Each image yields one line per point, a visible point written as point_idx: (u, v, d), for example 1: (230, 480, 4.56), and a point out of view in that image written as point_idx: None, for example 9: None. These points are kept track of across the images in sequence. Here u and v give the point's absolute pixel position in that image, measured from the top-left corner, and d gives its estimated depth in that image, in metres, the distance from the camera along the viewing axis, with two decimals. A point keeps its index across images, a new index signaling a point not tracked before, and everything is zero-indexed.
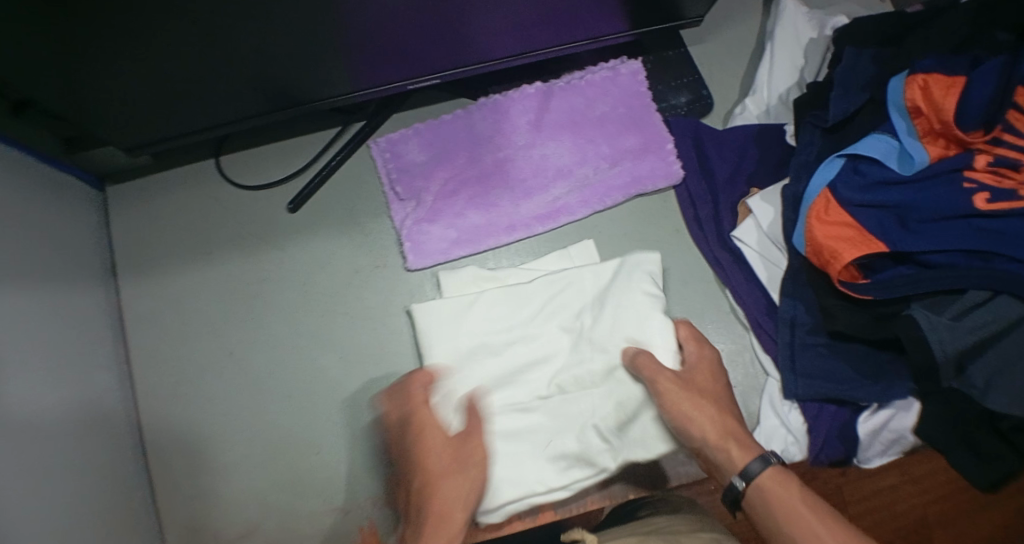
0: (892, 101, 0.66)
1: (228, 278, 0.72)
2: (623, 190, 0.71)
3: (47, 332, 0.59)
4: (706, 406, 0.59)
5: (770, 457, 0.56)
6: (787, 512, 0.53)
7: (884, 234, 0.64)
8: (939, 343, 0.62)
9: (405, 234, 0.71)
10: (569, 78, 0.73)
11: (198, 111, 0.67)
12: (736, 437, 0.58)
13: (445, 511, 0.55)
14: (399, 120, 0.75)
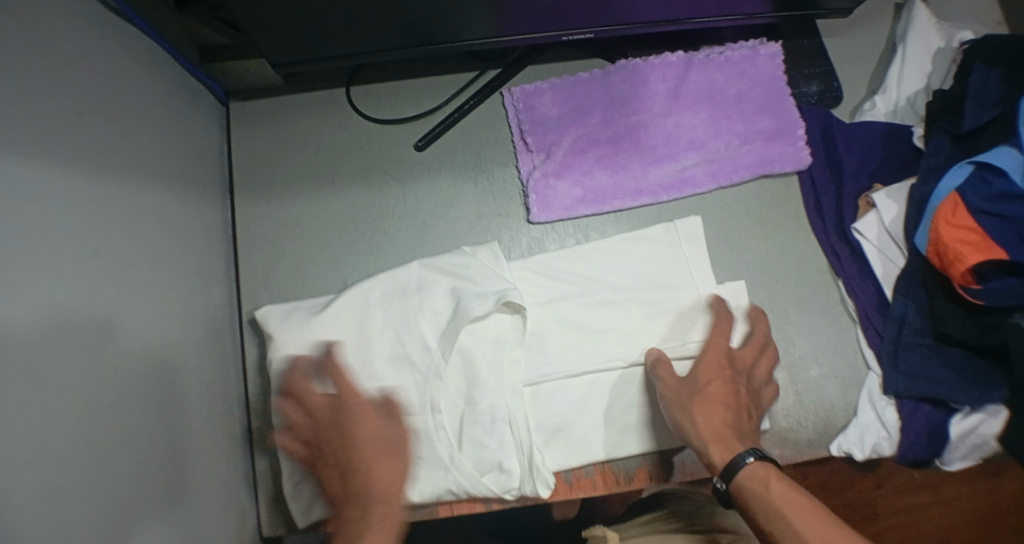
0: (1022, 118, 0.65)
1: (348, 209, 0.72)
2: (750, 168, 0.72)
3: (150, 230, 0.57)
4: (715, 405, 0.60)
5: (745, 455, 0.56)
6: (761, 508, 0.53)
7: (1006, 244, 0.63)
8: None
9: (532, 187, 0.71)
10: (709, 52, 0.74)
11: (335, 32, 0.66)
12: (721, 440, 0.58)
13: (386, 487, 0.55)
14: (533, 72, 0.75)
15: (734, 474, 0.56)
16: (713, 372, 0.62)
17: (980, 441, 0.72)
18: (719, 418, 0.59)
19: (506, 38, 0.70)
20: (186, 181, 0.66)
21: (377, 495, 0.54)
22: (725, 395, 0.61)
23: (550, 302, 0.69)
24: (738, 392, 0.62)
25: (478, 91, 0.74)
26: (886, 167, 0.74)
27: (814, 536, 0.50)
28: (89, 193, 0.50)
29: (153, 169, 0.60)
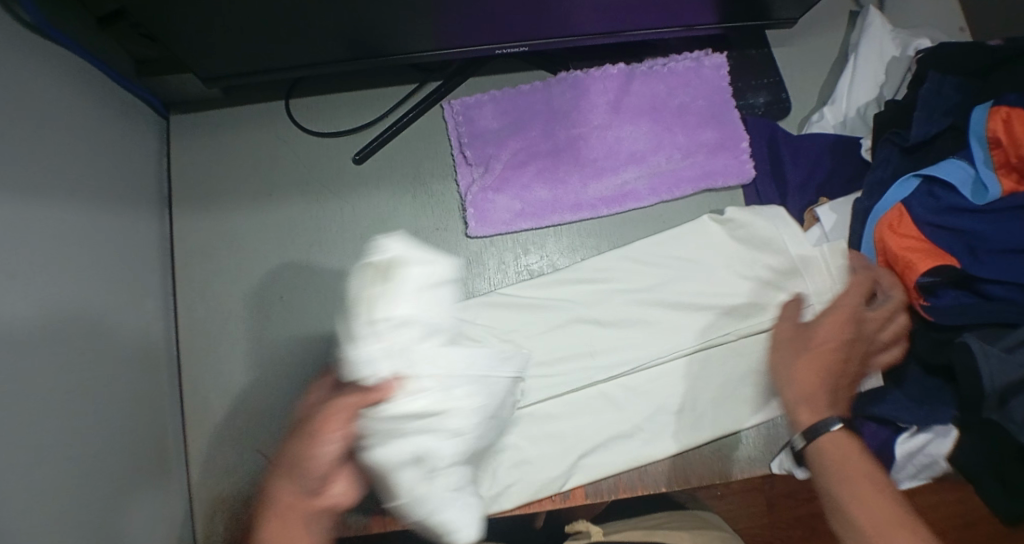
0: (972, 129, 0.65)
1: (289, 222, 0.72)
2: (694, 182, 0.71)
3: (84, 249, 0.57)
4: (826, 359, 0.60)
5: (830, 423, 0.55)
6: (835, 472, 0.53)
7: (956, 258, 0.63)
8: (991, 374, 0.60)
9: (470, 201, 0.70)
10: (652, 63, 0.73)
11: (271, 46, 0.65)
12: (811, 401, 0.58)
13: (304, 458, 0.45)
14: (474, 84, 0.74)
15: (816, 436, 0.56)
16: (834, 329, 0.62)
17: (931, 460, 0.72)
18: (815, 371, 0.60)
19: (444, 53, 0.70)
20: (123, 196, 0.65)
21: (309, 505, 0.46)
22: (825, 356, 0.60)
23: (570, 299, 0.69)
24: (855, 353, 0.62)
25: (416, 103, 0.73)
26: (833, 180, 0.73)
27: (876, 511, 0.50)
28: (15, 210, 0.49)
29: (84, 181, 0.59)
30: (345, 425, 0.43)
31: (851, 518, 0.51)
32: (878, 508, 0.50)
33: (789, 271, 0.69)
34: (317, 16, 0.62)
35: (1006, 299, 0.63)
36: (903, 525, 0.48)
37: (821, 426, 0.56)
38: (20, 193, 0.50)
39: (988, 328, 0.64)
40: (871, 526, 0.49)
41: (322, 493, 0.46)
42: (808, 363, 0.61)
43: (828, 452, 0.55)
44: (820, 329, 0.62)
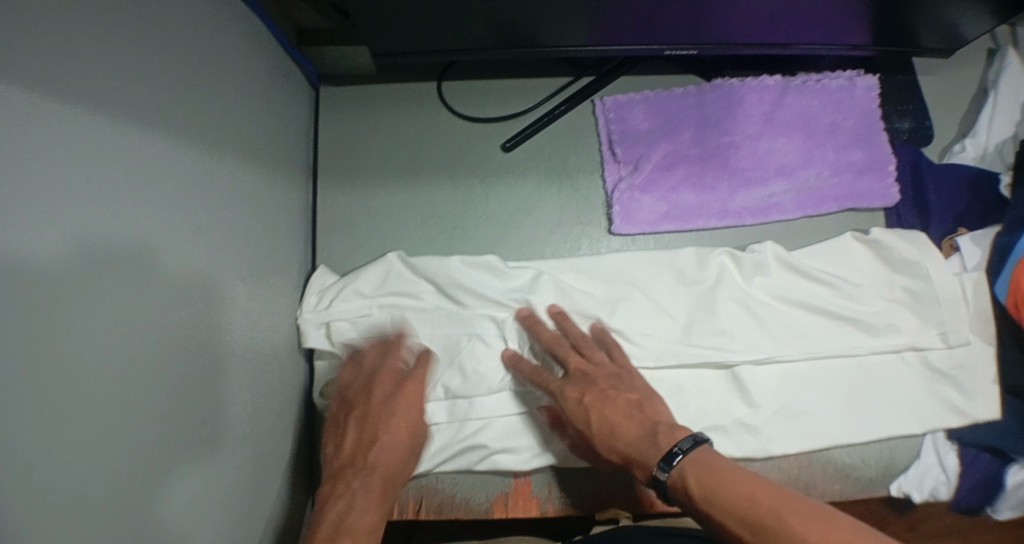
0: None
1: (432, 202, 0.72)
2: (839, 201, 0.72)
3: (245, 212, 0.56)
4: (616, 408, 0.59)
5: (671, 455, 0.51)
6: (696, 496, 0.49)
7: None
8: None
9: (617, 198, 0.71)
10: (806, 78, 0.73)
11: (444, 26, 0.66)
12: (635, 450, 0.55)
13: (381, 465, 0.58)
14: (625, 82, 0.75)
15: (663, 483, 0.52)
16: (611, 380, 0.61)
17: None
18: (633, 423, 0.57)
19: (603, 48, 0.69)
20: (279, 163, 0.65)
21: (368, 472, 0.57)
22: (628, 401, 0.59)
23: (601, 298, 0.69)
24: (649, 408, 0.58)
25: (569, 97, 0.73)
26: (972, 211, 0.73)
27: (743, 529, 0.45)
28: (197, 163, 0.48)
29: (249, 141, 0.58)
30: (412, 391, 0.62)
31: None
32: (740, 523, 0.45)
33: (926, 296, 0.70)
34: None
35: None
36: (752, 526, 0.45)
37: (689, 439, 0.52)
38: (203, 145, 0.49)
39: None
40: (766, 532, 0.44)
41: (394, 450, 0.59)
42: (602, 394, 0.60)
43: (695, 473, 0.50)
44: (591, 369, 0.62)
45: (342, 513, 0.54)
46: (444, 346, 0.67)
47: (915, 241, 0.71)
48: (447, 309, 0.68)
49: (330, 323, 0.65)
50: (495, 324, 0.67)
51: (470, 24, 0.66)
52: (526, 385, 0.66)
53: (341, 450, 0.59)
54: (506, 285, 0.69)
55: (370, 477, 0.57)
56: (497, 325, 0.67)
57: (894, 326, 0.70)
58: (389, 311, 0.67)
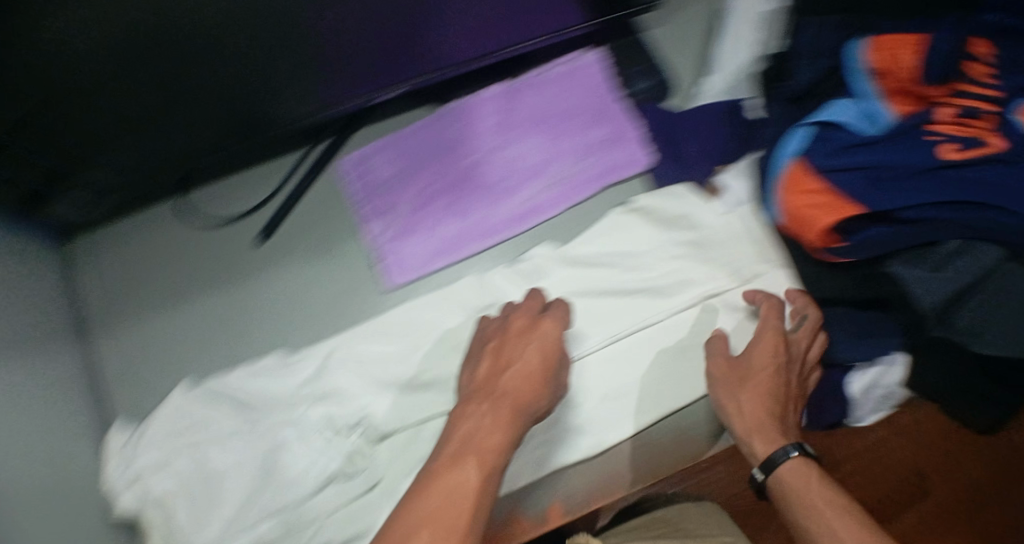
0: (850, 64, 0.67)
1: (205, 319, 0.71)
2: (600, 179, 0.73)
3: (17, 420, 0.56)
4: (764, 389, 0.62)
5: (786, 450, 0.60)
6: (796, 499, 0.58)
7: (860, 196, 0.64)
8: (927, 294, 0.64)
9: (382, 253, 0.70)
10: (528, 76, 0.74)
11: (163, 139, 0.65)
12: (760, 431, 0.62)
13: (472, 434, 0.51)
14: (359, 137, 0.74)
15: (773, 469, 0.60)
16: (767, 349, 0.63)
17: (887, 391, 0.74)
18: (764, 406, 0.62)
19: (330, 110, 0.69)
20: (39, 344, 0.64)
21: (469, 447, 0.50)
22: (773, 377, 0.63)
23: (396, 356, 0.69)
24: (789, 381, 0.64)
25: (307, 169, 0.72)
26: (731, 145, 0.73)
27: (841, 529, 0.54)
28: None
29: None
30: (540, 352, 0.57)
31: None
32: (836, 521, 0.54)
33: (706, 241, 0.71)
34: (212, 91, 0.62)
35: (923, 220, 0.64)
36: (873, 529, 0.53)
37: (782, 451, 0.60)
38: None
39: (918, 251, 0.66)
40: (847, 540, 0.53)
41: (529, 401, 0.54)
42: (749, 390, 0.63)
43: (789, 480, 0.60)
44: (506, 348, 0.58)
45: (461, 481, 0.47)
46: (257, 463, 0.64)
47: (676, 192, 0.72)
48: (243, 428, 0.66)
49: (138, 479, 0.64)
50: (297, 425, 0.66)
51: (188, 129, 0.65)
52: (347, 470, 0.64)
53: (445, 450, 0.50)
54: (299, 380, 0.68)
55: (458, 448, 0.50)
56: (297, 426, 0.66)
57: (685, 280, 0.69)
58: (195, 447, 0.65)
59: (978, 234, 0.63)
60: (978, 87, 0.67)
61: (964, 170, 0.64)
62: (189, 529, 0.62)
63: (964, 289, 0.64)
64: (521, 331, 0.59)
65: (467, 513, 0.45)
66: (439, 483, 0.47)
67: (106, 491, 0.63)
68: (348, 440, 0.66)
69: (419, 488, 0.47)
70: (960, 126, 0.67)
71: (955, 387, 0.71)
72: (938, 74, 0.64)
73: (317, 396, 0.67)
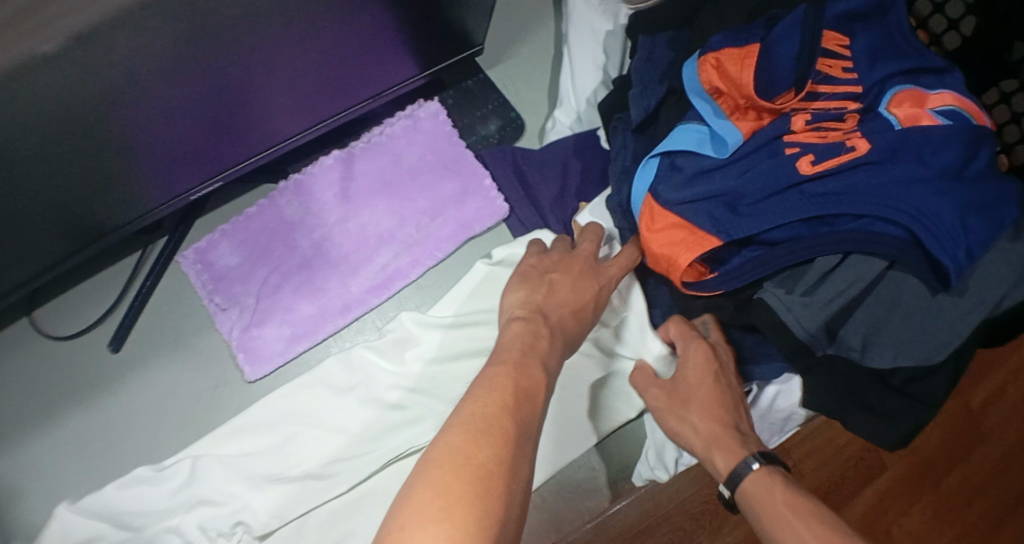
0: (690, 87, 0.63)
1: (69, 435, 0.68)
2: (453, 238, 0.69)
3: None
4: (710, 402, 0.55)
5: (751, 461, 0.49)
6: (761, 514, 0.46)
7: (717, 229, 0.61)
8: (797, 320, 0.61)
9: (237, 346, 0.67)
10: (368, 137, 0.70)
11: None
12: (720, 445, 0.52)
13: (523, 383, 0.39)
14: (206, 224, 0.71)
15: (739, 483, 0.49)
16: (698, 368, 0.57)
17: (787, 414, 0.70)
18: (717, 421, 0.53)
19: (168, 202, 0.63)
20: None
21: (523, 400, 0.38)
22: (719, 393, 0.55)
23: (269, 451, 0.65)
24: (734, 391, 0.56)
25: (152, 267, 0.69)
26: (589, 181, 0.69)
27: None
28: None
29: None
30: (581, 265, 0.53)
31: None
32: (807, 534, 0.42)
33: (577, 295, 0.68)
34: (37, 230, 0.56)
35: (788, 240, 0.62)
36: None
37: (743, 460, 0.50)
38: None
39: (786, 272, 0.63)
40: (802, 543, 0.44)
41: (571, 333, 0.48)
42: (702, 396, 0.55)
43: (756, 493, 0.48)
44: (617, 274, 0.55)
45: (438, 458, 0.32)
46: None
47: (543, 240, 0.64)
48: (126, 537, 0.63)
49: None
50: (176, 533, 0.64)
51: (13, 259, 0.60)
52: None
53: (469, 427, 0.34)
54: (170, 488, 0.65)
55: (519, 401, 0.37)
56: (178, 533, 0.64)
57: None
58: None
59: (852, 246, 0.57)
60: (828, 89, 0.64)
61: (818, 183, 0.60)
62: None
63: (850, 302, 0.61)
64: (584, 271, 0.53)
65: (503, 439, 0.34)
66: (462, 418, 0.35)
67: None
68: (229, 541, 0.63)
69: (446, 443, 0.33)
70: (817, 132, 0.62)
71: (845, 390, 0.63)
72: (777, 89, 0.63)
73: (192, 501, 0.65)
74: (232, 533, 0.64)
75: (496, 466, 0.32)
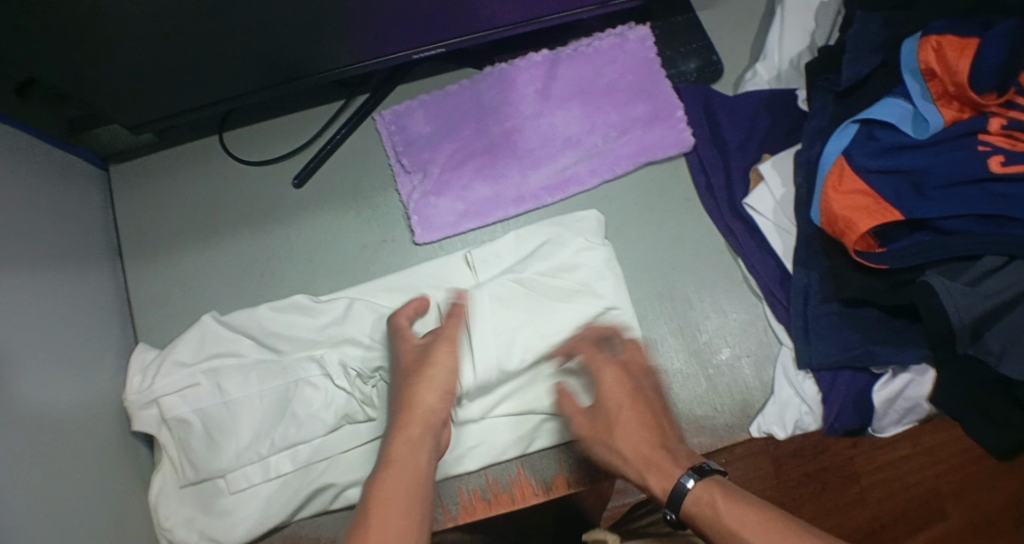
0: (903, 65, 0.65)
1: (237, 254, 0.72)
2: (632, 158, 0.70)
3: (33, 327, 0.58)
4: (634, 428, 0.57)
5: (684, 479, 0.51)
6: (712, 525, 0.48)
7: (898, 201, 0.62)
8: (955, 308, 0.60)
9: (413, 209, 0.70)
10: (575, 45, 0.73)
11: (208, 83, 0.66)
12: (652, 466, 0.54)
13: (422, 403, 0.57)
14: (402, 92, 0.74)
15: (678, 501, 0.51)
16: (621, 393, 0.59)
17: (913, 404, 0.67)
18: (641, 441, 0.56)
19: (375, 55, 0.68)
20: (73, 259, 0.66)
21: (412, 412, 0.56)
22: (643, 417, 0.58)
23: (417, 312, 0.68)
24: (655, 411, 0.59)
25: (348, 119, 0.73)
26: (775, 136, 0.72)
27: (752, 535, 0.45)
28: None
29: (38, 240, 0.61)
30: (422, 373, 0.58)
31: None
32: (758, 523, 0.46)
33: (743, 236, 0.71)
34: (237, 43, 0.61)
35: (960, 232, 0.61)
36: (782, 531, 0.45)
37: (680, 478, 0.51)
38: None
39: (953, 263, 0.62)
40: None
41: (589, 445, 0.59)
42: (616, 428, 0.58)
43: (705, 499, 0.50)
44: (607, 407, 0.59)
45: (428, 404, 0.57)
46: (275, 398, 0.67)
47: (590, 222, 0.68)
48: (265, 359, 0.68)
49: (159, 400, 0.67)
50: (317, 364, 0.67)
51: (215, 77, 0.66)
52: (362, 413, 0.67)
53: (409, 423, 0.55)
54: (320, 321, 0.69)
55: (406, 415, 0.56)
56: (318, 365, 0.67)
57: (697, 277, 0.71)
58: (212, 375, 0.68)
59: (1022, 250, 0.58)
60: None
61: (1004, 185, 0.60)
62: (207, 452, 0.67)
63: (998, 306, 0.60)
64: (452, 349, 0.60)
65: (420, 433, 0.55)
66: (394, 465, 0.52)
67: (127, 405, 0.67)
68: (364, 386, 0.68)
69: (390, 432, 0.55)
70: (1009, 138, 0.61)
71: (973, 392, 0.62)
72: (985, 81, 0.61)
73: (337, 340, 0.68)
74: (372, 378, 0.68)
75: (426, 467, 0.53)
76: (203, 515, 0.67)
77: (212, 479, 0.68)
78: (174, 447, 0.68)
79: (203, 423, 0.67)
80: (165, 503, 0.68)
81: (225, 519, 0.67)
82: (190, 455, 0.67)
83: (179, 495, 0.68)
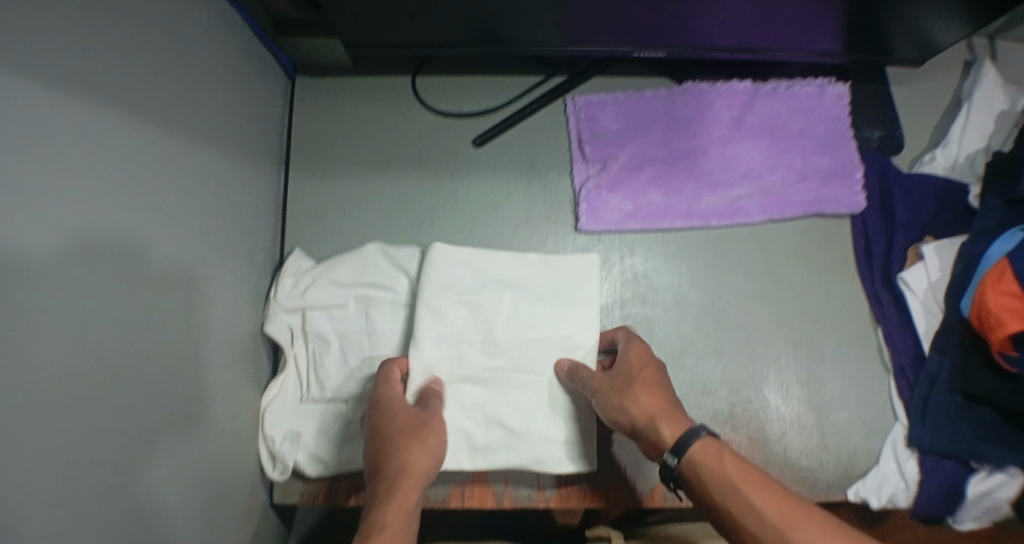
0: None
1: (402, 194, 0.73)
2: (804, 206, 0.72)
3: (218, 206, 0.59)
4: (653, 388, 0.56)
5: (697, 430, 0.51)
6: (711, 482, 0.50)
7: None
8: None
9: (583, 196, 0.72)
10: (776, 85, 0.75)
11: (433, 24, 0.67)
12: (664, 416, 0.53)
13: (411, 465, 0.53)
14: (597, 83, 0.76)
15: (684, 450, 0.51)
16: (636, 362, 0.59)
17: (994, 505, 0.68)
18: (660, 398, 0.55)
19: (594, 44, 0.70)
20: (254, 155, 0.67)
21: (405, 477, 0.53)
22: (658, 379, 0.57)
23: None
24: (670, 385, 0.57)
25: (541, 96, 0.75)
26: (939, 222, 0.74)
27: (766, 506, 0.47)
28: (177, 145, 0.52)
29: (229, 131, 0.62)
30: (640, 386, 0.56)
31: (748, 522, 0.47)
32: (751, 491, 0.48)
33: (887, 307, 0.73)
34: None
35: None
36: (779, 514, 0.47)
37: (690, 431, 0.52)
38: (186, 138, 0.53)
39: None
40: (774, 521, 0.47)
41: (611, 409, 0.57)
42: (621, 394, 0.56)
43: (701, 463, 0.51)
44: (627, 363, 0.59)
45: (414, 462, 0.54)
46: None
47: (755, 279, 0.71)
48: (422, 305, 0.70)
49: (308, 310, 0.68)
50: None
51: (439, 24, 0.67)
52: None
53: (407, 480, 0.52)
54: None
55: (400, 484, 0.52)
56: None
57: (834, 333, 0.72)
58: (363, 303, 0.69)
59: None
60: None
61: None
62: (340, 376, 0.67)
63: None
64: (655, 384, 0.56)
65: (407, 510, 0.51)
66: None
67: (275, 306, 0.67)
68: None
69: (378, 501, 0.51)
70: None
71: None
72: None
73: None
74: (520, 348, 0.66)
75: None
76: (315, 435, 0.67)
77: (335, 403, 0.67)
78: (302, 361, 0.68)
79: (341, 346, 0.68)
80: (275, 412, 0.66)
81: (336, 444, 0.67)
82: (321, 372, 0.67)
83: (296, 409, 0.67)
